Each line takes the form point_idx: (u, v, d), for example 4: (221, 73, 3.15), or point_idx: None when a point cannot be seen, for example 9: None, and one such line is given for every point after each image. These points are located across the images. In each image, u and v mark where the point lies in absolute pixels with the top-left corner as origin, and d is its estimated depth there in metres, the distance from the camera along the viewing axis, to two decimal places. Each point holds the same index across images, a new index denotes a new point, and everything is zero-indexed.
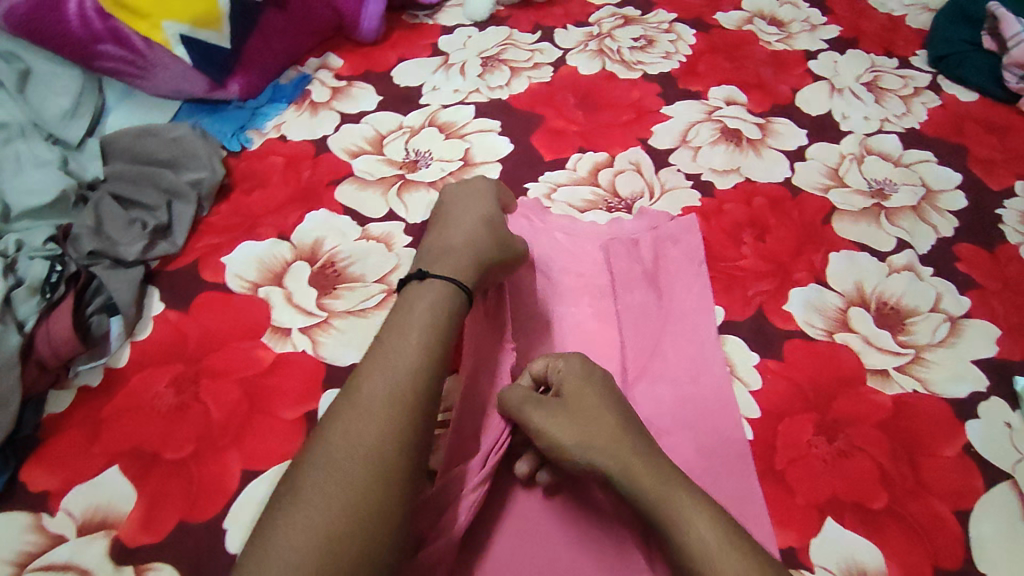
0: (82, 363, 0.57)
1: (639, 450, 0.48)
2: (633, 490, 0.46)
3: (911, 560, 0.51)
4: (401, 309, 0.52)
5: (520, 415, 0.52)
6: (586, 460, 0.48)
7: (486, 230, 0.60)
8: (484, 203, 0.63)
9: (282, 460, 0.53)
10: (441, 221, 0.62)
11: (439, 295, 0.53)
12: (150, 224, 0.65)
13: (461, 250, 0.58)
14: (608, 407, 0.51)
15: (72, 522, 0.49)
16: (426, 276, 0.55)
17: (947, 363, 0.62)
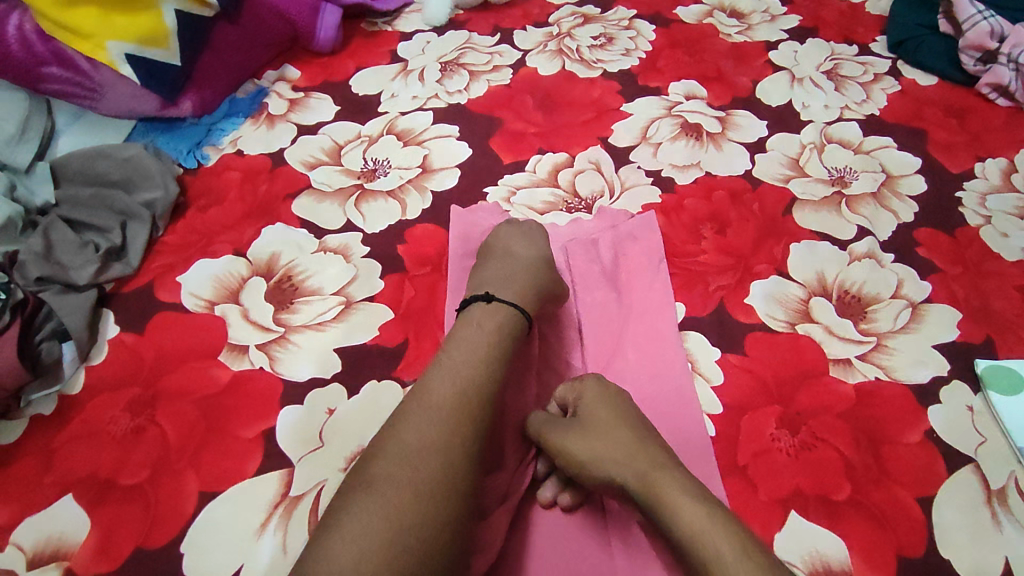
0: (33, 391, 0.55)
1: (677, 475, 0.47)
2: (658, 509, 0.45)
3: (875, 550, 0.50)
4: (469, 325, 0.53)
5: (553, 439, 0.52)
6: (620, 479, 0.48)
7: (544, 266, 0.61)
8: (537, 241, 0.64)
9: (239, 480, 0.52)
10: (490, 257, 0.62)
11: (503, 315, 0.54)
12: (103, 247, 0.64)
13: (521, 278, 0.58)
14: (638, 429, 0.51)
15: (22, 555, 0.48)
16: (493, 298, 0.55)
17: (909, 349, 0.62)
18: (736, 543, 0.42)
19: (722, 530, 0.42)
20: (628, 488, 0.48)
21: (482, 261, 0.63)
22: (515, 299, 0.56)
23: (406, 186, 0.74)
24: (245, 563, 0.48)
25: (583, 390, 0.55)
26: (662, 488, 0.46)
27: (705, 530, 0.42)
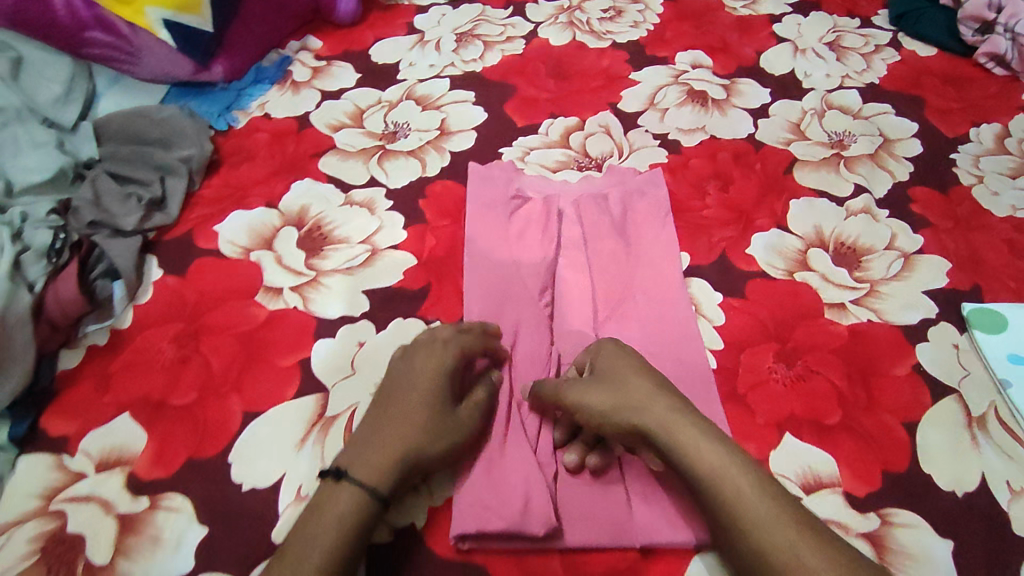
0: (91, 323, 0.61)
1: (693, 424, 0.50)
2: (677, 454, 0.49)
3: (863, 466, 0.55)
4: (312, 519, 0.46)
5: (571, 394, 0.54)
6: (637, 428, 0.51)
7: (438, 406, 0.52)
8: (433, 366, 0.54)
9: (279, 403, 0.57)
10: (385, 398, 0.53)
11: (350, 507, 0.47)
12: (145, 198, 0.68)
13: (391, 438, 0.50)
14: (653, 378, 0.53)
15: (90, 461, 0.53)
16: (345, 477, 0.48)
17: (900, 293, 0.66)
18: (752, 482, 0.47)
19: (740, 471, 0.47)
20: (647, 433, 0.50)
21: (381, 393, 0.54)
22: (367, 477, 0.48)
23: (426, 147, 0.78)
24: (288, 472, 0.53)
25: (598, 350, 0.57)
26: (680, 432, 0.49)
27: (727, 470, 0.47)
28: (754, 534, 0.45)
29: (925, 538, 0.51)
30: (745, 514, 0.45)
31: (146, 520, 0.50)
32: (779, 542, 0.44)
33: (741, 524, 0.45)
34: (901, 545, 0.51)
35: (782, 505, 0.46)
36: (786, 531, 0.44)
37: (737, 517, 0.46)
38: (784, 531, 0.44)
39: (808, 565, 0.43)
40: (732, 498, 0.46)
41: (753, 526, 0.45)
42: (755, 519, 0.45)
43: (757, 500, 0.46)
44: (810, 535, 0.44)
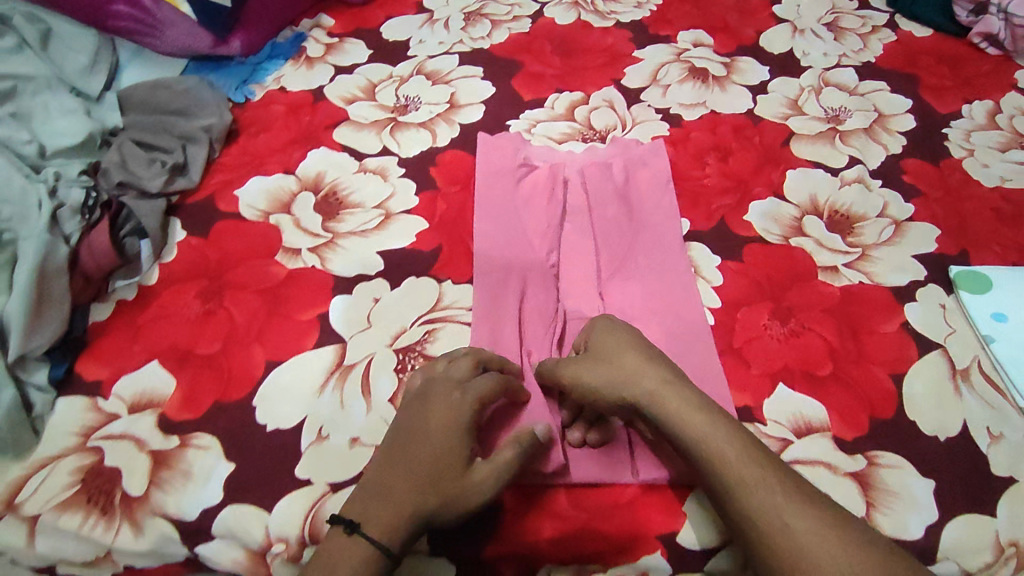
0: (120, 279, 0.64)
1: (680, 393, 0.52)
2: (667, 421, 0.51)
3: (850, 413, 0.58)
4: (323, 567, 0.47)
5: (568, 370, 0.56)
6: (629, 399, 0.53)
7: (453, 468, 0.50)
8: (450, 421, 0.51)
9: (300, 353, 0.60)
10: (398, 445, 0.51)
11: (362, 563, 0.47)
12: (168, 163, 0.71)
13: (402, 496, 0.49)
14: (644, 352, 0.55)
15: (123, 403, 0.57)
16: (355, 531, 0.47)
17: (891, 257, 0.69)
18: (739, 449, 0.49)
19: (726, 436, 0.50)
20: (638, 406, 0.53)
21: (394, 436, 0.52)
22: (378, 536, 0.47)
23: (436, 119, 0.81)
24: (310, 414, 0.57)
25: (593, 328, 0.59)
26: (669, 403, 0.52)
27: (712, 436, 0.50)
28: (742, 498, 0.47)
29: (907, 478, 0.55)
30: (733, 478, 0.48)
31: (178, 456, 0.54)
32: (766, 505, 0.47)
33: (730, 488, 0.48)
34: (885, 484, 0.54)
35: (766, 469, 0.48)
36: (773, 496, 0.47)
37: (725, 481, 0.48)
38: (772, 495, 0.47)
39: (794, 527, 0.46)
40: (719, 463, 0.49)
41: (741, 492, 0.48)
42: (742, 483, 0.48)
43: (744, 465, 0.48)
44: (798, 500, 0.47)
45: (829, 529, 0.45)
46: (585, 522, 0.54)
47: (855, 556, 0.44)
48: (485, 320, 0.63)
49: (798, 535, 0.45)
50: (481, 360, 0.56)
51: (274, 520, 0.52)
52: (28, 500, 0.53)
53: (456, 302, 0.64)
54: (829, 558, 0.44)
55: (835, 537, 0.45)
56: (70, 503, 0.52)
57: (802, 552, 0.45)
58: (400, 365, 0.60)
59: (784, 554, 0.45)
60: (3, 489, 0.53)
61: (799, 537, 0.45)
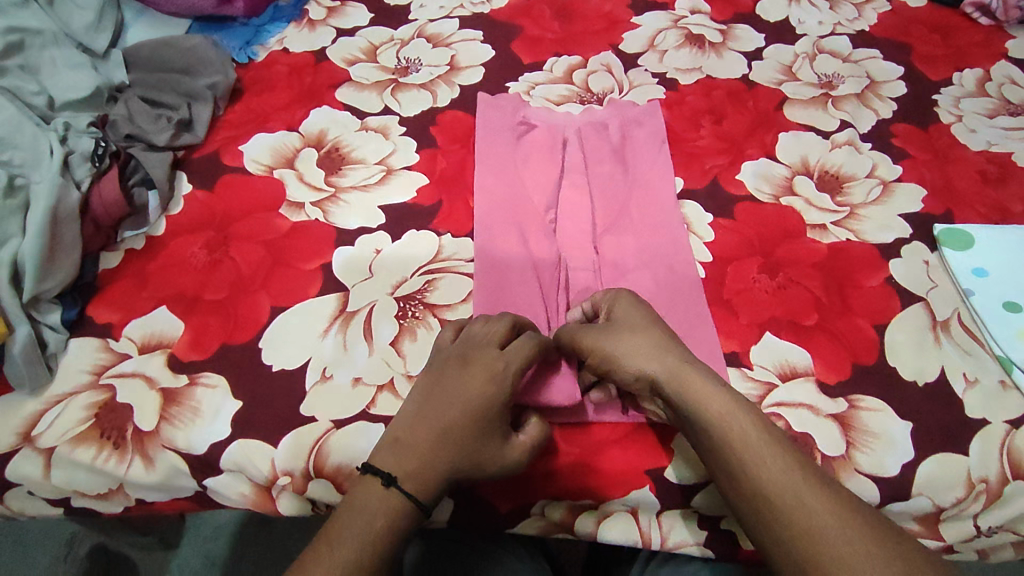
0: (128, 230, 0.66)
1: (698, 372, 0.53)
2: (685, 398, 0.51)
3: (833, 360, 0.61)
4: (355, 514, 0.48)
5: (585, 341, 0.56)
6: (649, 373, 0.53)
7: (491, 431, 0.52)
8: (495, 389, 0.53)
9: (305, 300, 0.62)
10: (434, 406, 0.53)
11: (396, 514, 0.49)
12: (175, 118, 0.73)
13: (443, 454, 0.51)
14: (665, 330, 0.56)
15: (133, 344, 0.59)
16: (393, 484, 0.49)
17: (878, 216, 0.71)
18: (759, 430, 0.50)
19: (746, 417, 0.50)
20: (656, 381, 0.53)
21: (423, 399, 0.54)
22: (413, 490, 0.50)
23: (437, 81, 0.82)
24: (313, 356, 0.59)
25: (615, 299, 0.59)
26: (689, 384, 0.52)
27: (733, 417, 0.50)
28: (761, 476, 0.48)
29: (887, 420, 0.57)
30: (751, 458, 0.49)
31: (187, 393, 0.57)
32: (786, 487, 0.47)
33: (748, 468, 0.48)
34: (865, 425, 0.57)
35: (786, 451, 0.49)
36: (793, 477, 0.48)
37: (745, 461, 0.49)
38: (790, 475, 0.48)
39: (811, 506, 0.46)
40: (739, 441, 0.49)
41: (759, 470, 0.48)
42: (761, 462, 0.48)
43: (765, 445, 0.49)
44: (816, 481, 0.48)
45: (846, 510, 0.46)
46: (578, 457, 0.56)
47: (872, 542, 0.45)
48: (489, 268, 0.64)
49: (815, 517, 0.46)
50: (516, 322, 0.57)
51: (280, 455, 0.55)
52: (44, 433, 0.55)
53: (455, 255, 0.66)
54: (846, 539, 0.45)
55: (852, 520, 0.46)
56: (84, 437, 0.55)
57: (816, 528, 0.46)
58: (401, 312, 0.62)
59: (802, 534, 0.46)
60: (19, 423, 0.55)
61: (815, 517, 0.46)
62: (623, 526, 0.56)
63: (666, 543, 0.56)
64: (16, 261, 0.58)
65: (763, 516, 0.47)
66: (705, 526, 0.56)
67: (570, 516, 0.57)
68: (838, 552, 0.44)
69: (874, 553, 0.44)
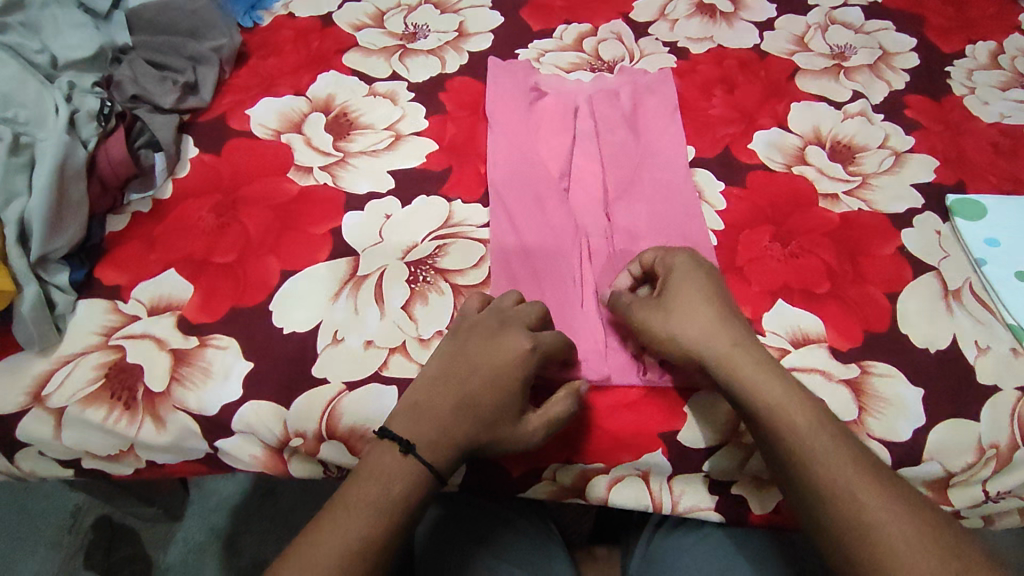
0: (134, 192, 0.66)
1: (751, 357, 0.52)
2: (736, 384, 0.51)
3: (846, 327, 0.61)
4: (371, 478, 0.48)
5: (637, 315, 0.56)
6: (700, 355, 0.53)
7: (507, 403, 0.51)
8: (520, 367, 0.52)
9: (316, 264, 0.62)
10: (457, 372, 0.53)
11: (412, 482, 0.49)
12: (180, 81, 0.71)
13: (460, 421, 0.51)
14: (719, 308, 0.55)
15: (142, 306, 0.59)
16: (410, 451, 0.49)
17: (890, 186, 0.71)
18: (811, 419, 0.49)
19: (800, 406, 0.50)
20: (708, 365, 0.53)
21: (447, 367, 0.53)
22: (432, 460, 0.49)
23: (445, 47, 0.81)
24: (324, 319, 0.58)
25: (671, 266, 0.58)
26: (741, 370, 0.52)
27: (785, 403, 0.50)
28: (813, 466, 0.48)
29: (900, 386, 0.57)
30: (802, 446, 0.48)
31: (198, 354, 0.57)
32: (838, 480, 0.47)
33: (800, 458, 0.48)
34: (878, 391, 0.57)
35: (840, 443, 0.48)
36: (845, 466, 0.47)
37: (796, 451, 0.49)
38: (842, 465, 0.47)
39: (863, 502, 0.46)
40: (791, 430, 0.49)
41: (813, 462, 0.48)
42: (814, 453, 0.48)
43: (819, 435, 0.48)
44: (868, 474, 0.47)
45: (901, 508, 0.46)
46: (590, 420, 0.56)
47: (924, 535, 0.44)
48: (508, 257, 0.63)
49: (865, 512, 0.46)
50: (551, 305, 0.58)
51: (291, 416, 0.55)
52: (53, 393, 0.55)
53: (466, 220, 0.66)
54: (895, 532, 0.45)
55: (903, 512, 0.45)
56: (94, 397, 0.55)
57: (868, 518, 0.45)
58: (412, 277, 0.61)
59: (851, 528, 0.46)
60: (29, 382, 0.56)
61: (869, 513, 0.45)
62: (634, 490, 0.57)
63: (677, 507, 0.57)
64: (22, 220, 0.57)
65: (812, 504, 0.48)
66: (716, 492, 0.57)
67: (580, 481, 0.57)
68: (890, 544, 0.44)
69: (927, 547, 0.44)
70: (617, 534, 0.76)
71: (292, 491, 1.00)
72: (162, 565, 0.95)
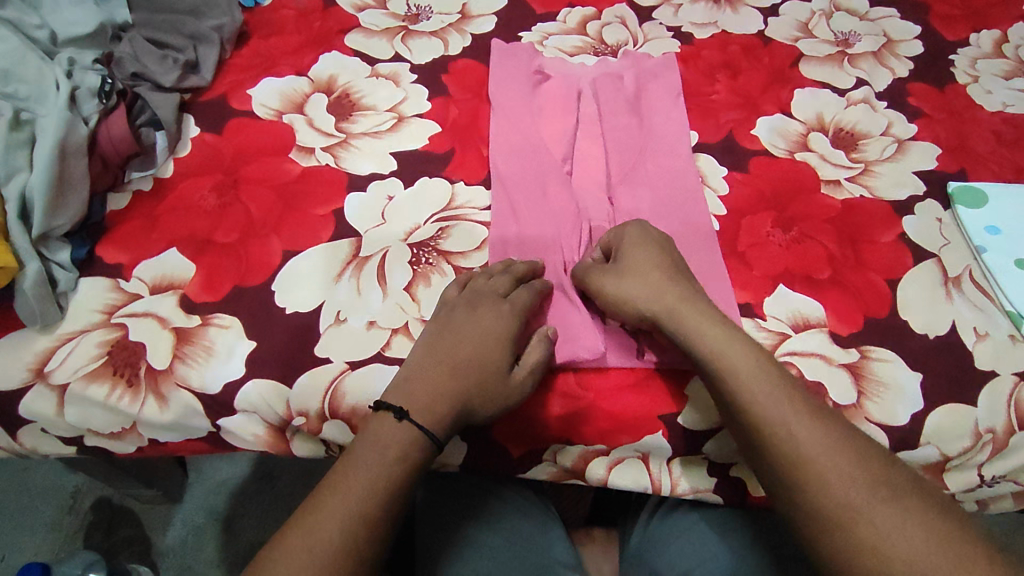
0: (135, 170, 0.65)
1: (697, 309, 0.54)
2: (683, 335, 0.53)
3: (846, 313, 0.61)
4: (369, 446, 0.49)
5: (595, 280, 0.58)
6: (650, 309, 0.55)
7: (494, 366, 0.53)
8: (506, 324, 0.54)
9: (318, 244, 0.62)
10: (443, 343, 0.54)
11: (409, 445, 0.49)
12: (181, 59, 0.71)
13: (449, 388, 0.52)
14: (670, 269, 0.56)
15: (144, 285, 0.59)
16: (404, 417, 0.50)
17: (893, 173, 0.71)
18: (752, 365, 0.50)
19: (740, 351, 0.51)
20: (658, 319, 0.54)
21: (434, 337, 0.55)
22: (427, 425, 0.50)
23: (448, 29, 0.80)
24: (326, 300, 0.59)
25: (628, 233, 0.59)
26: (688, 322, 0.53)
27: (728, 351, 0.51)
28: (754, 409, 0.49)
29: (898, 371, 0.58)
30: (743, 391, 0.50)
31: (200, 333, 0.57)
32: (775, 420, 0.48)
33: (742, 402, 0.50)
34: (876, 375, 0.58)
35: (780, 386, 0.50)
36: (781, 408, 0.48)
37: (737, 394, 0.50)
38: (781, 407, 0.49)
39: (800, 439, 0.47)
40: (735, 376, 0.50)
41: (752, 404, 0.49)
42: (755, 395, 0.49)
43: (758, 379, 0.50)
44: (808, 415, 0.48)
45: (840, 445, 0.47)
46: (591, 401, 0.56)
47: (858, 469, 0.46)
48: (509, 245, 0.63)
49: (802, 448, 0.47)
50: (519, 276, 0.58)
51: (295, 396, 0.55)
52: (57, 370, 0.55)
53: (469, 203, 0.65)
54: (832, 466, 0.46)
55: (840, 448, 0.47)
56: (96, 374, 0.55)
57: (809, 455, 0.47)
58: (414, 259, 0.61)
59: (791, 465, 0.47)
60: (31, 359, 0.56)
61: (806, 451, 0.47)
62: (634, 472, 0.57)
63: (676, 489, 0.57)
64: (24, 196, 0.57)
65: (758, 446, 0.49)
66: (715, 474, 0.58)
67: (581, 462, 0.57)
68: (827, 478, 0.46)
69: (861, 479, 0.45)
70: (617, 516, 0.76)
71: (290, 474, 1.01)
72: (161, 546, 0.95)
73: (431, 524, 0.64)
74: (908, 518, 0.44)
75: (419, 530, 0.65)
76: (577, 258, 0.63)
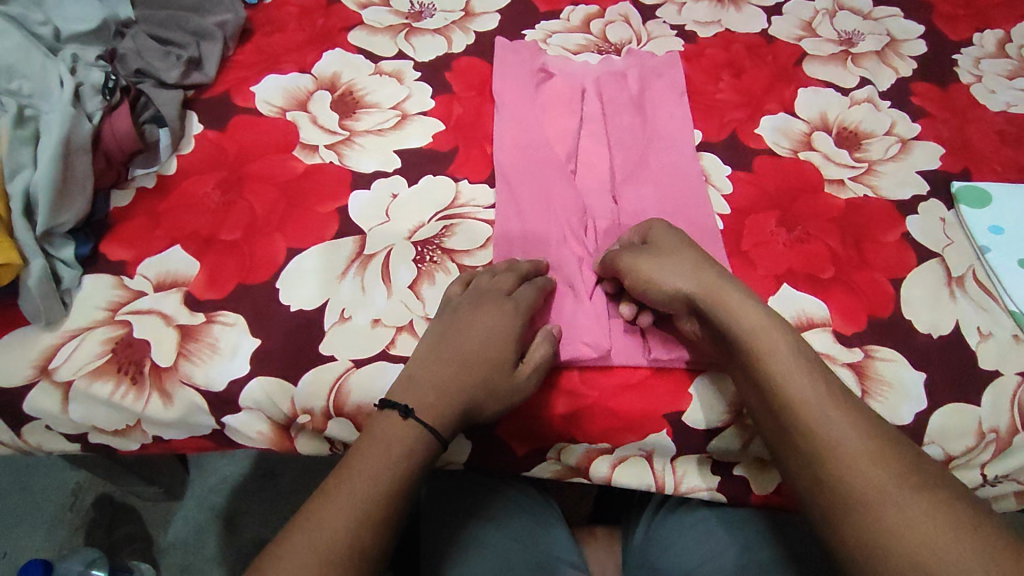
0: (139, 167, 0.65)
1: (734, 289, 0.54)
2: (719, 314, 0.53)
3: (849, 312, 0.61)
4: (374, 444, 0.49)
5: (625, 259, 0.57)
6: (683, 289, 0.55)
7: (497, 366, 0.53)
8: (506, 321, 0.54)
9: (322, 242, 0.62)
10: (453, 338, 0.54)
11: (414, 443, 0.49)
12: (184, 56, 0.71)
13: (454, 386, 0.52)
14: (702, 255, 0.57)
15: (148, 282, 0.59)
16: (410, 415, 0.50)
17: (896, 172, 0.71)
18: (789, 351, 0.51)
19: (776, 334, 0.52)
20: (693, 298, 0.54)
21: (451, 329, 0.55)
22: (431, 422, 0.50)
23: (452, 26, 0.80)
24: (331, 298, 0.58)
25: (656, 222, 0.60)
26: (726, 301, 0.53)
27: (763, 333, 0.51)
28: (789, 390, 0.49)
29: (902, 371, 0.58)
30: (778, 375, 0.50)
31: (205, 331, 0.57)
32: (810, 401, 0.49)
33: (776, 382, 0.50)
34: (880, 375, 0.58)
35: (813, 370, 0.50)
36: (816, 390, 0.49)
37: (772, 374, 0.50)
38: (815, 393, 0.49)
39: (834, 421, 0.48)
40: (772, 356, 0.50)
41: (787, 385, 0.49)
42: (790, 376, 0.50)
43: (793, 361, 0.50)
44: (841, 399, 0.49)
45: (871, 431, 0.47)
46: (595, 400, 0.56)
47: (888, 455, 0.46)
48: (512, 242, 0.63)
49: (835, 430, 0.47)
50: (523, 274, 0.58)
51: (300, 393, 0.55)
52: (61, 367, 0.55)
53: (473, 201, 0.65)
54: (863, 449, 0.46)
55: (870, 438, 0.47)
56: (101, 371, 0.55)
57: (839, 442, 0.47)
58: (419, 257, 0.61)
59: (822, 448, 0.47)
60: (34, 356, 0.56)
61: (839, 433, 0.47)
62: (637, 470, 0.58)
63: (680, 487, 0.58)
64: (28, 193, 0.57)
65: (787, 432, 0.49)
66: (719, 473, 0.58)
67: (586, 460, 0.58)
68: (855, 464, 0.46)
69: (892, 464, 0.46)
70: (620, 514, 0.76)
71: (292, 472, 1.01)
72: (163, 543, 0.95)
73: (434, 522, 0.65)
74: (934, 507, 0.44)
75: (421, 528, 0.65)
76: (583, 257, 0.63)
